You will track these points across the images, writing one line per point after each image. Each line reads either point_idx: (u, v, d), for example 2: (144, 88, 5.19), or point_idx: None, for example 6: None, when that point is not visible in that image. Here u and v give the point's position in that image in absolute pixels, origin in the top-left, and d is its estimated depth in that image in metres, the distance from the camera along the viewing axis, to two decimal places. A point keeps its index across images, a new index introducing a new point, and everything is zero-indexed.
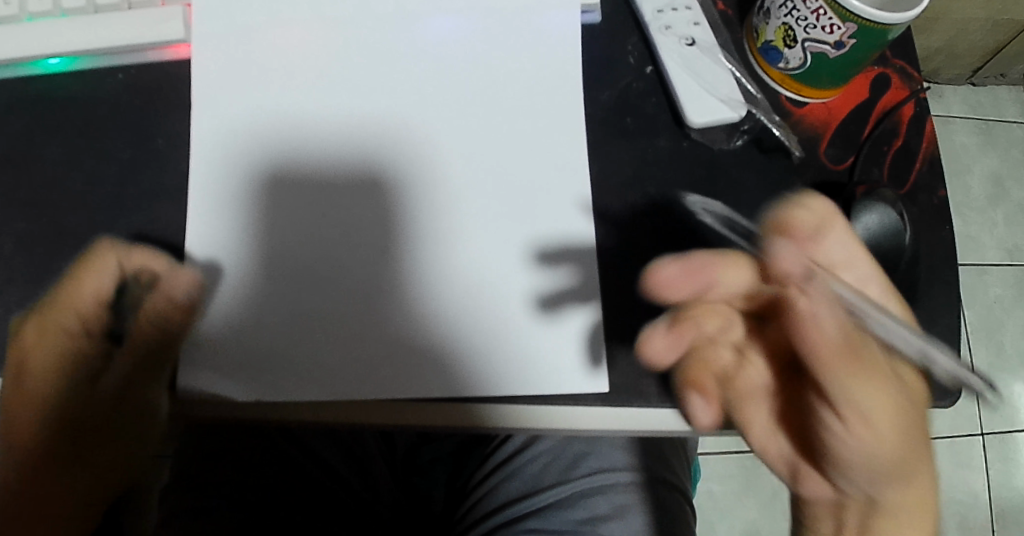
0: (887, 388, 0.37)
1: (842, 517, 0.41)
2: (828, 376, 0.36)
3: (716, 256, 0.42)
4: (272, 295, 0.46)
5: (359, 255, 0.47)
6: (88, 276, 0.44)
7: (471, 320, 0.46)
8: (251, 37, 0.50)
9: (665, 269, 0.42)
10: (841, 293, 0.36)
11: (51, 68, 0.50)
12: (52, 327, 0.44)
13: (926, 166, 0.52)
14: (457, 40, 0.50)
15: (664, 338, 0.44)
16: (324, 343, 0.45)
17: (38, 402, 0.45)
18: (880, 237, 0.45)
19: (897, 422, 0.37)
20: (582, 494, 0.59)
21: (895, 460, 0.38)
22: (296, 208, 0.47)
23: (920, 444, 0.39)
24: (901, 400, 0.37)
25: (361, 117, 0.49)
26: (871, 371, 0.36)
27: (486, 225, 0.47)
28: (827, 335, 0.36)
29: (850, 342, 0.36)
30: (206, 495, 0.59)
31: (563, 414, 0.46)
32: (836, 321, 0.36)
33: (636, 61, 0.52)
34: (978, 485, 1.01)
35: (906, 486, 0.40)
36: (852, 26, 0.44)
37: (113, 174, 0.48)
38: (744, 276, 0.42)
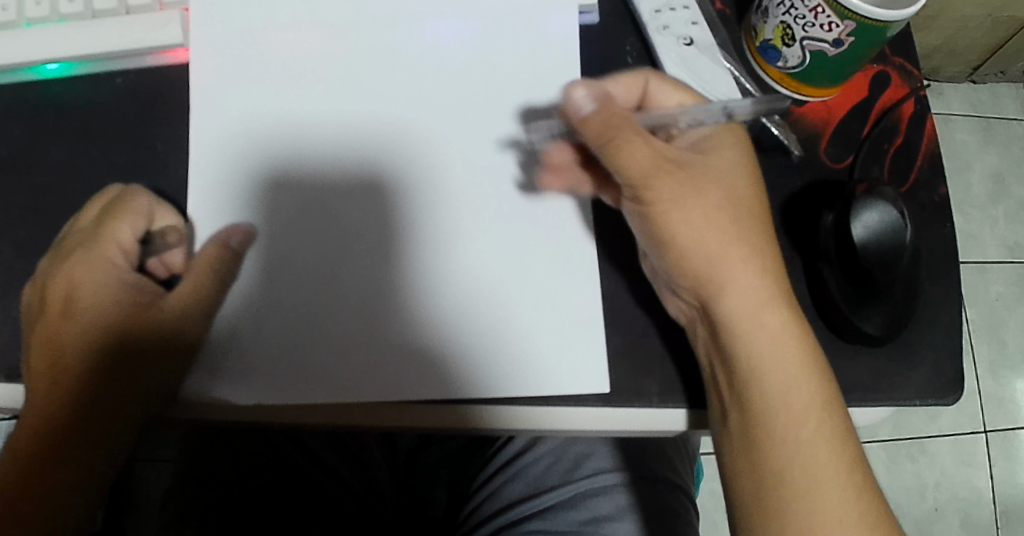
0: (745, 225, 0.45)
1: (753, 429, 0.44)
2: (663, 204, 0.44)
3: (673, 82, 0.48)
4: (271, 300, 0.46)
5: (358, 259, 0.47)
6: (129, 214, 0.45)
7: (472, 321, 0.46)
8: (249, 40, 0.49)
9: (646, 79, 0.48)
10: (658, 143, 0.44)
11: (49, 74, 0.50)
12: (88, 263, 0.44)
13: (926, 163, 0.52)
14: (455, 41, 0.50)
15: (597, 86, 0.46)
16: (324, 347, 0.45)
17: (60, 380, 0.43)
18: (880, 234, 0.45)
19: (757, 282, 0.44)
20: (584, 495, 0.59)
21: (777, 361, 0.44)
22: (295, 212, 0.47)
23: (802, 344, 0.44)
24: (762, 250, 0.45)
25: (362, 121, 0.49)
26: (692, 202, 0.44)
27: (484, 227, 0.47)
28: (631, 157, 0.43)
29: (666, 172, 0.44)
30: (207, 493, 0.59)
31: (565, 415, 0.46)
32: (646, 146, 0.43)
33: (635, 61, 0.52)
34: (982, 483, 1.00)
35: (792, 402, 0.43)
36: (851, 24, 0.44)
37: (113, 179, 0.48)
38: (689, 98, 0.48)
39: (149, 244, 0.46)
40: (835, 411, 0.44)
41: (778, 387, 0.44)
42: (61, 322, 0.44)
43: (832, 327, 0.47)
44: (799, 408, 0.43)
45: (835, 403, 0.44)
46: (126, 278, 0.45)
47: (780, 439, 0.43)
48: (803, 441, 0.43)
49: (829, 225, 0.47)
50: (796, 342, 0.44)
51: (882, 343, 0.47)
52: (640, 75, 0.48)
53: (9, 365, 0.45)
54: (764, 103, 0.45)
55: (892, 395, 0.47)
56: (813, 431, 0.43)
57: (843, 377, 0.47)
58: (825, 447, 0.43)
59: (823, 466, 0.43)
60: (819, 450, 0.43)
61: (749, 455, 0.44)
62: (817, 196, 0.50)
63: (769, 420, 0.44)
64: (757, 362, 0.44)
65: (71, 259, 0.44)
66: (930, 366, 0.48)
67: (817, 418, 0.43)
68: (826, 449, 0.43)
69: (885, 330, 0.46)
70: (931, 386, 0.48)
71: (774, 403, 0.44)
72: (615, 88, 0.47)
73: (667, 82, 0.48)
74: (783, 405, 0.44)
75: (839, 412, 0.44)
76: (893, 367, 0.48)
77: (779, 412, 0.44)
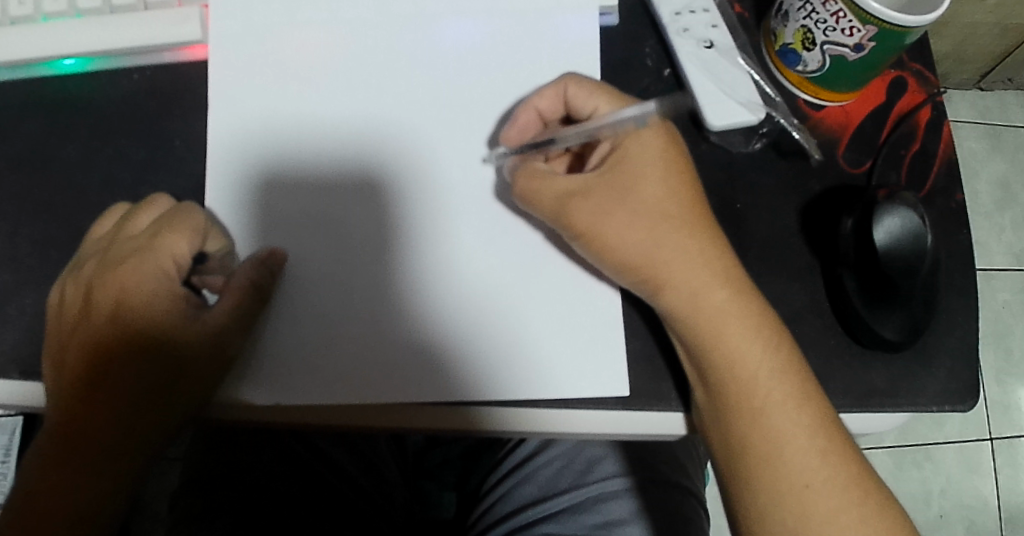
0: (671, 234, 0.44)
1: (725, 428, 0.44)
2: (591, 232, 0.44)
3: (590, 86, 0.47)
4: (279, 305, 0.46)
5: (358, 265, 0.47)
6: (189, 226, 0.43)
7: (490, 324, 0.46)
8: (267, 38, 0.49)
9: (563, 88, 0.47)
10: (572, 179, 0.46)
11: (65, 69, 0.49)
12: (136, 273, 0.42)
13: (944, 169, 0.52)
14: (475, 41, 0.50)
15: (526, 111, 0.47)
16: (333, 352, 0.45)
17: (98, 387, 0.42)
18: (900, 239, 0.45)
19: (692, 292, 0.44)
20: (596, 499, 0.58)
21: (726, 361, 0.43)
22: (297, 217, 0.47)
23: (752, 341, 0.44)
24: (694, 257, 0.44)
25: (370, 125, 0.49)
26: (614, 222, 0.44)
27: (490, 233, 0.47)
28: (537, 194, 0.45)
29: (580, 200, 0.45)
30: (215, 492, 0.59)
31: (582, 418, 0.46)
32: (556, 182, 0.45)
33: (655, 63, 0.52)
34: (987, 490, 1.00)
35: (749, 401, 0.43)
36: (872, 29, 0.44)
37: (130, 175, 0.48)
38: (606, 102, 0.46)
39: (202, 263, 0.45)
40: (801, 406, 0.43)
41: (733, 387, 0.43)
42: (107, 331, 0.42)
43: (851, 333, 0.47)
44: (759, 405, 0.43)
45: (802, 398, 0.43)
46: (177, 291, 0.43)
47: (751, 436, 0.43)
48: (775, 438, 0.43)
49: (848, 230, 0.47)
50: (746, 341, 0.44)
51: (900, 349, 0.47)
52: (556, 86, 0.47)
53: (22, 362, 0.45)
54: (666, 102, 0.44)
55: (910, 401, 0.47)
56: (781, 428, 0.43)
57: (861, 383, 0.47)
58: (796, 441, 0.43)
59: (797, 460, 0.42)
60: (791, 444, 0.43)
61: (727, 452, 0.44)
62: (835, 201, 0.50)
63: (733, 418, 0.43)
64: (710, 365, 0.44)
65: (123, 265, 0.43)
66: (948, 373, 0.48)
67: (781, 415, 0.43)
68: (798, 445, 0.43)
69: (904, 335, 0.46)
70: (949, 393, 0.48)
71: (736, 401, 0.43)
72: (544, 105, 0.47)
73: (583, 88, 0.47)
74: (742, 404, 0.43)
75: (806, 406, 0.43)
76: (910, 373, 0.48)
77: (740, 411, 0.43)
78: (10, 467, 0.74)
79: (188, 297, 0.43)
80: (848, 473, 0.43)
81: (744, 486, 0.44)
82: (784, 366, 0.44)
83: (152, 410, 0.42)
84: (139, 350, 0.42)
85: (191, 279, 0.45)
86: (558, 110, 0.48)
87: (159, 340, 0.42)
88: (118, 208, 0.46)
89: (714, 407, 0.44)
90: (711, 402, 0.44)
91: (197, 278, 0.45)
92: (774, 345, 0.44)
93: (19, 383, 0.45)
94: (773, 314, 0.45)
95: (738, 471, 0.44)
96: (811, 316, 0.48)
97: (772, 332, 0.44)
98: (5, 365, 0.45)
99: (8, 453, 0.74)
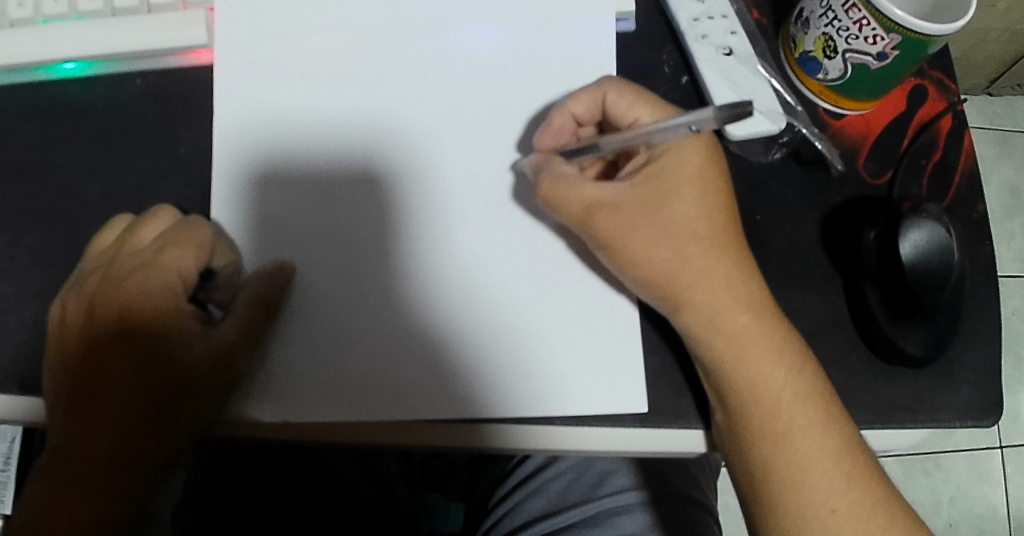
0: (698, 252, 0.44)
1: (745, 451, 0.43)
2: (617, 244, 0.43)
3: (630, 94, 0.46)
4: (285, 326, 0.44)
5: (368, 284, 0.45)
6: (194, 242, 0.42)
7: (505, 339, 0.44)
8: (276, 44, 0.48)
9: (601, 93, 0.46)
10: (603, 188, 0.44)
11: (67, 73, 0.48)
12: (140, 287, 0.41)
13: (965, 180, 0.51)
14: (489, 47, 0.49)
15: (563, 115, 0.46)
16: (343, 374, 0.44)
17: (100, 403, 0.40)
18: (927, 253, 0.44)
19: (717, 311, 0.43)
20: (608, 513, 0.57)
21: (750, 384, 0.43)
22: (303, 235, 0.46)
23: (774, 364, 0.43)
24: (719, 277, 0.43)
25: (377, 140, 0.47)
26: (641, 236, 0.43)
27: (503, 251, 0.46)
28: (562, 201, 0.44)
29: (609, 211, 0.44)
30: (217, 505, 0.57)
31: (600, 434, 0.45)
32: (584, 189, 0.44)
33: (672, 70, 0.51)
34: (997, 498, 1.00)
35: (772, 424, 0.43)
36: (897, 38, 0.43)
37: (134, 183, 0.47)
38: (647, 112, 0.46)
39: (210, 280, 0.44)
40: (824, 430, 0.42)
41: (756, 411, 0.43)
42: (112, 348, 0.41)
43: (874, 349, 0.46)
44: (783, 429, 0.42)
45: (834, 416, 0.42)
46: (183, 307, 0.41)
47: (773, 460, 0.43)
48: (805, 454, 0.42)
49: (871, 242, 0.46)
50: (778, 356, 0.43)
51: (924, 364, 0.45)
52: (595, 91, 0.46)
53: (22, 376, 0.44)
54: (723, 112, 0.37)
55: (933, 417, 0.46)
56: (804, 452, 0.42)
57: (884, 399, 0.46)
58: (819, 466, 0.42)
59: (819, 485, 0.42)
60: (813, 469, 0.42)
61: (746, 475, 0.43)
62: (856, 213, 0.49)
63: (755, 441, 0.43)
64: (732, 387, 0.43)
65: (128, 281, 0.41)
66: (972, 388, 0.47)
67: (804, 439, 0.42)
68: (828, 462, 0.42)
69: (928, 350, 0.45)
70: (972, 409, 0.47)
71: (766, 419, 0.42)
72: (580, 109, 0.47)
73: (622, 96, 0.46)
74: (764, 427, 0.43)
75: (829, 430, 0.42)
76: (934, 389, 0.47)
77: (762, 434, 0.43)
78: (10, 476, 0.72)
79: (194, 314, 0.42)
80: (871, 498, 0.42)
81: (764, 509, 0.43)
82: (809, 388, 0.43)
83: (157, 429, 0.41)
84: (143, 369, 0.41)
85: (198, 295, 0.44)
86: (594, 115, 0.47)
87: (162, 358, 0.41)
88: (120, 220, 0.44)
89: (734, 429, 0.43)
90: (731, 424, 0.43)
91: (204, 293, 0.44)
92: (799, 368, 0.43)
93: (18, 398, 0.43)
94: (796, 337, 0.44)
95: (758, 495, 0.43)
96: (833, 330, 0.47)
97: (796, 355, 0.43)
98: (4, 379, 0.43)
99: (8, 461, 0.72)
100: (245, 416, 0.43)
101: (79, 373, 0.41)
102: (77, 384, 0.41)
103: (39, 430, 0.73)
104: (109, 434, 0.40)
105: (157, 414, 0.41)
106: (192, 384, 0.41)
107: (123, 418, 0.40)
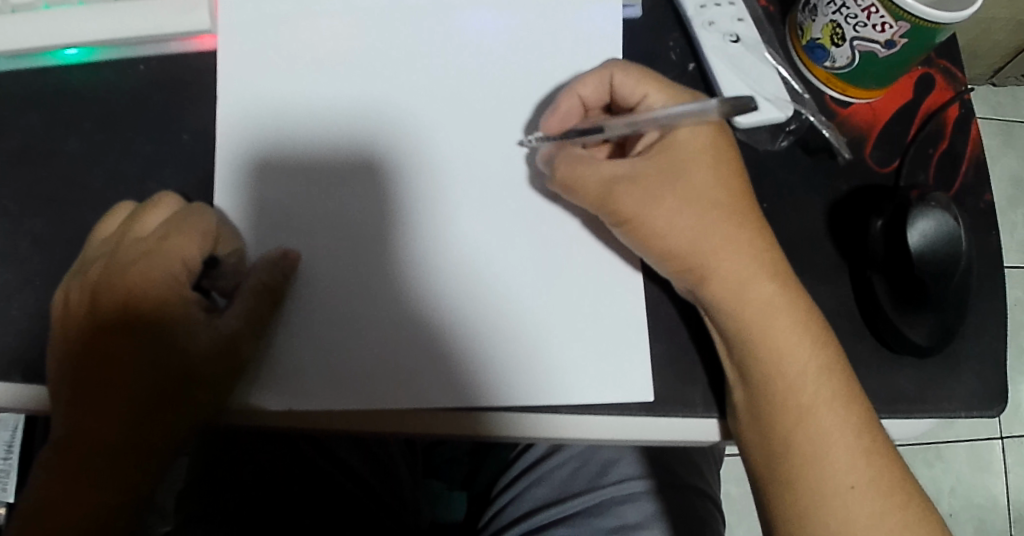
0: (719, 223, 0.43)
1: (768, 427, 0.42)
2: (639, 218, 0.43)
3: (637, 74, 0.46)
4: (303, 302, 0.44)
5: (386, 257, 0.45)
6: (199, 230, 0.42)
7: (512, 326, 0.44)
8: (281, 30, 0.48)
9: (608, 75, 0.46)
10: (619, 164, 0.44)
11: (68, 59, 0.47)
12: (144, 274, 0.41)
13: (973, 169, 0.51)
14: (495, 34, 0.48)
15: (570, 98, 0.46)
16: (363, 349, 0.44)
17: (104, 390, 0.40)
18: (935, 242, 0.44)
19: (741, 283, 0.43)
20: (612, 501, 0.57)
21: (773, 358, 0.43)
22: (321, 212, 0.46)
23: (783, 349, 0.43)
24: (742, 248, 0.43)
25: (387, 117, 0.47)
26: (662, 209, 0.43)
27: (517, 230, 0.46)
28: (578, 181, 0.44)
29: (630, 185, 0.44)
30: (221, 496, 0.57)
31: (607, 423, 0.44)
32: (602, 167, 0.44)
33: (679, 58, 0.51)
34: (998, 489, 1.00)
35: (782, 409, 0.42)
36: (905, 25, 0.43)
37: (137, 170, 0.46)
38: (655, 92, 0.46)
39: (214, 268, 0.43)
40: (847, 405, 0.42)
41: (779, 386, 0.42)
42: (116, 336, 0.40)
43: (881, 338, 0.46)
44: (806, 404, 0.42)
45: (838, 405, 0.42)
46: (187, 296, 0.41)
47: (795, 437, 0.42)
48: (812, 444, 0.42)
49: (879, 231, 0.46)
50: (786, 343, 0.43)
51: (932, 354, 0.45)
52: (601, 73, 0.46)
53: (25, 364, 0.43)
54: (727, 103, 0.42)
55: (940, 406, 0.46)
56: (828, 428, 0.42)
57: (891, 388, 0.46)
58: (842, 443, 0.42)
59: (842, 462, 0.42)
60: (835, 446, 0.42)
61: (766, 454, 0.43)
62: (864, 202, 0.48)
63: (778, 418, 0.42)
64: (755, 360, 0.43)
65: (132, 269, 0.41)
66: (978, 378, 0.47)
67: (829, 415, 0.42)
68: (835, 452, 0.42)
69: (935, 339, 0.45)
70: (979, 398, 0.47)
71: (773, 408, 0.42)
72: (587, 92, 0.46)
73: (629, 76, 0.46)
74: (787, 403, 0.42)
75: (851, 406, 0.42)
76: (940, 379, 0.46)
77: (785, 410, 0.42)
78: (12, 464, 0.72)
79: (199, 302, 0.42)
80: (889, 475, 0.42)
81: (785, 488, 0.43)
82: (830, 363, 0.43)
83: (164, 417, 0.40)
84: (146, 358, 0.40)
85: (202, 284, 0.43)
86: (601, 98, 0.47)
87: (167, 346, 0.41)
88: (123, 207, 0.44)
89: (757, 406, 0.43)
90: (752, 401, 0.43)
91: (207, 282, 0.43)
92: (822, 341, 0.43)
93: (20, 386, 0.43)
94: (816, 312, 0.44)
95: (778, 476, 0.43)
96: (839, 319, 0.47)
97: (818, 330, 0.43)
98: (7, 367, 0.43)
99: (9, 449, 0.72)
100: (252, 404, 0.43)
101: (84, 362, 0.41)
102: (81, 372, 0.41)
103: (41, 419, 0.72)
104: (115, 423, 0.40)
105: (163, 402, 0.40)
106: (197, 372, 0.41)
107: (128, 407, 0.40)
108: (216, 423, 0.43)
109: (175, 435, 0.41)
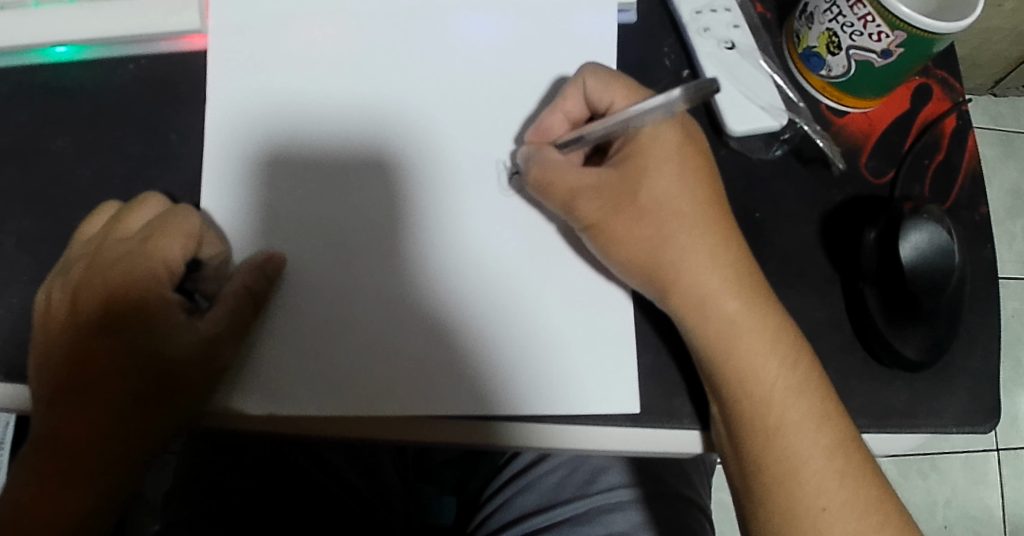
0: (694, 233, 0.43)
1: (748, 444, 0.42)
2: (600, 225, 0.43)
3: (606, 78, 0.45)
4: (275, 310, 0.44)
5: (360, 265, 0.45)
6: (181, 232, 0.41)
7: (502, 334, 0.44)
8: (272, 30, 0.47)
9: (582, 84, 0.45)
10: (588, 172, 0.44)
11: (59, 57, 0.47)
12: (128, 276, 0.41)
13: (969, 180, 0.50)
14: (489, 37, 0.48)
15: (552, 114, 0.46)
16: (331, 358, 0.43)
17: (79, 392, 0.40)
18: (927, 255, 0.44)
19: (711, 295, 0.43)
20: (598, 511, 0.56)
21: (753, 372, 0.42)
22: (295, 219, 0.45)
23: (769, 355, 0.42)
24: (705, 262, 0.43)
25: (368, 115, 0.47)
26: (623, 219, 0.43)
27: (498, 239, 0.45)
28: (552, 185, 0.44)
29: (592, 194, 0.43)
30: (206, 499, 0.57)
31: (592, 433, 0.44)
32: (573, 173, 0.44)
33: (673, 64, 0.50)
34: (992, 502, 1.00)
35: (770, 422, 0.42)
36: (902, 35, 0.42)
37: (124, 169, 0.46)
38: (624, 97, 0.45)
39: (197, 270, 0.43)
40: (827, 423, 0.42)
41: (759, 402, 0.42)
42: (95, 341, 0.40)
43: (870, 349, 0.45)
44: (783, 422, 0.42)
45: (821, 419, 0.42)
46: (168, 297, 0.41)
47: (777, 449, 0.42)
48: (794, 461, 0.42)
49: (872, 242, 0.45)
50: (778, 349, 0.42)
51: (920, 369, 0.45)
52: (574, 85, 0.45)
53: (6, 365, 0.43)
54: (689, 91, 0.37)
55: (931, 421, 0.46)
56: (795, 451, 0.42)
57: (881, 402, 0.45)
58: (815, 461, 0.41)
59: (816, 479, 0.41)
60: (810, 467, 0.41)
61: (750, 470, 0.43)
62: (857, 213, 0.48)
63: (755, 439, 0.42)
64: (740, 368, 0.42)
65: (112, 270, 0.41)
66: (969, 393, 0.46)
67: (809, 430, 0.42)
68: (815, 469, 0.41)
69: (924, 354, 0.44)
70: (970, 413, 0.46)
71: (757, 424, 0.42)
72: (569, 106, 0.45)
73: (600, 82, 0.45)
74: (768, 418, 0.42)
75: (827, 425, 0.42)
76: (932, 393, 0.46)
77: (758, 431, 0.42)
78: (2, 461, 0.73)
79: (180, 304, 0.41)
80: (874, 490, 0.42)
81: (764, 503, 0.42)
82: (809, 381, 0.42)
83: (142, 423, 0.40)
84: (124, 362, 0.40)
85: (185, 286, 0.43)
86: (584, 112, 0.46)
87: (148, 351, 0.40)
88: (107, 207, 0.44)
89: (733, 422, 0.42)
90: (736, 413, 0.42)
91: (191, 284, 0.43)
92: (793, 361, 0.42)
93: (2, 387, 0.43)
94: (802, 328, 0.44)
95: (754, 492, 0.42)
96: (830, 332, 0.46)
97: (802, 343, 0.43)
98: None
99: None
100: (234, 410, 0.43)
101: (64, 362, 0.40)
102: (58, 373, 0.40)
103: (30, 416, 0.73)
104: (91, 430, 0.40)
105: (143, 407, 0.40)
106: (175, 379, 0.40)
107: (108, 411, 0.40)
108: (198, 426, 0.43)
109: (154, 438, 0.41)
